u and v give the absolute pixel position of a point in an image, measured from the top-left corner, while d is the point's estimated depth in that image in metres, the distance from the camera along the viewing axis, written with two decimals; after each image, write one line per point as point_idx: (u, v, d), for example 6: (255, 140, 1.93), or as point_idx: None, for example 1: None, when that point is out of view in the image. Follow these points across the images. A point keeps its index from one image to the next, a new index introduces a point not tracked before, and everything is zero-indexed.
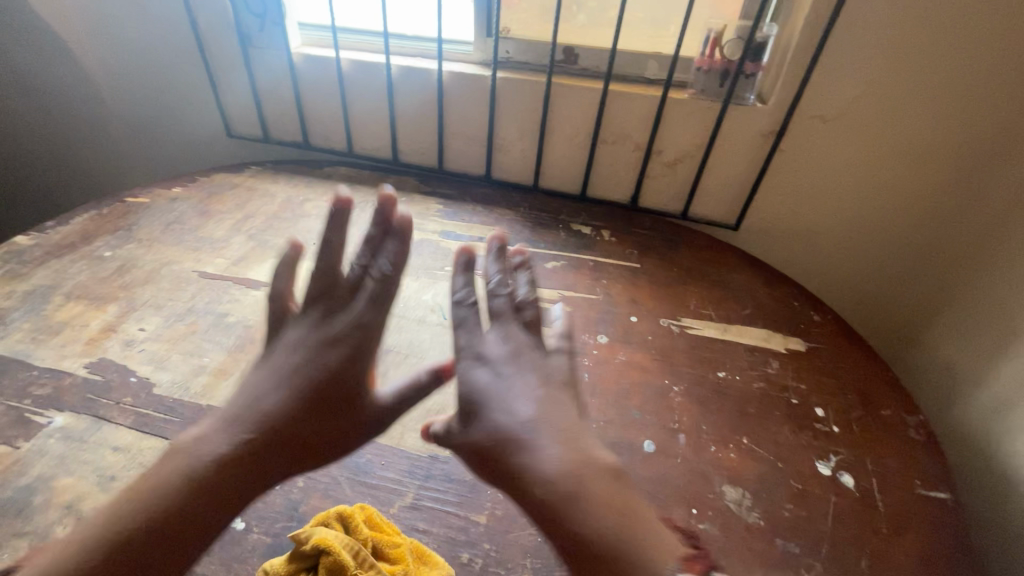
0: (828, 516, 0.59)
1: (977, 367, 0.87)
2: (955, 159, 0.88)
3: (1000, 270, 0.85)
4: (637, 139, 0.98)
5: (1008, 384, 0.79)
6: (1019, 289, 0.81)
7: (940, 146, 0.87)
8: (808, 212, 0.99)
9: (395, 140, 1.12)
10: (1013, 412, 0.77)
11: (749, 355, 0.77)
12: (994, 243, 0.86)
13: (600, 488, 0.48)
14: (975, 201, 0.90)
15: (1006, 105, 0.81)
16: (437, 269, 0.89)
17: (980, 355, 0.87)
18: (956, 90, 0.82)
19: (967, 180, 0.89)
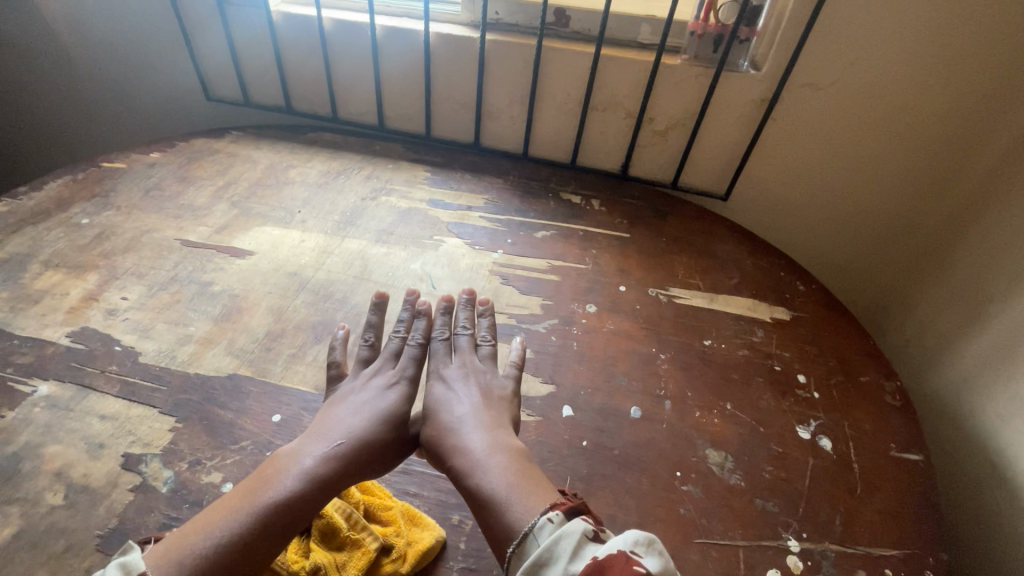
0: (806, 477, 0.61)
1: (953, 336, 0.89)
2: (946, 130, 0.87)
3: (983, 241, 0.86)
4: (629, 106, 0.97)
5: (983, 353, 0.82)
6: (1000, 260, 0.82)
7: (931, 117, 0.87)
8: (797, 182, 0.99)
9: (380, 106, 1.09)
10: (986, 379, 0.80)
11: (735, 323, 0.78)
12: (981, 214, 0.87)
13: (510, 464, 0.52)
14: (963, 172, 0.90)
15: (999, 76, 0.81)
16: (425, 238, 0.88)
17: (957, 324, 0.89)
18: (952, 59, 0.81)
19: (956, 152, 0.89)
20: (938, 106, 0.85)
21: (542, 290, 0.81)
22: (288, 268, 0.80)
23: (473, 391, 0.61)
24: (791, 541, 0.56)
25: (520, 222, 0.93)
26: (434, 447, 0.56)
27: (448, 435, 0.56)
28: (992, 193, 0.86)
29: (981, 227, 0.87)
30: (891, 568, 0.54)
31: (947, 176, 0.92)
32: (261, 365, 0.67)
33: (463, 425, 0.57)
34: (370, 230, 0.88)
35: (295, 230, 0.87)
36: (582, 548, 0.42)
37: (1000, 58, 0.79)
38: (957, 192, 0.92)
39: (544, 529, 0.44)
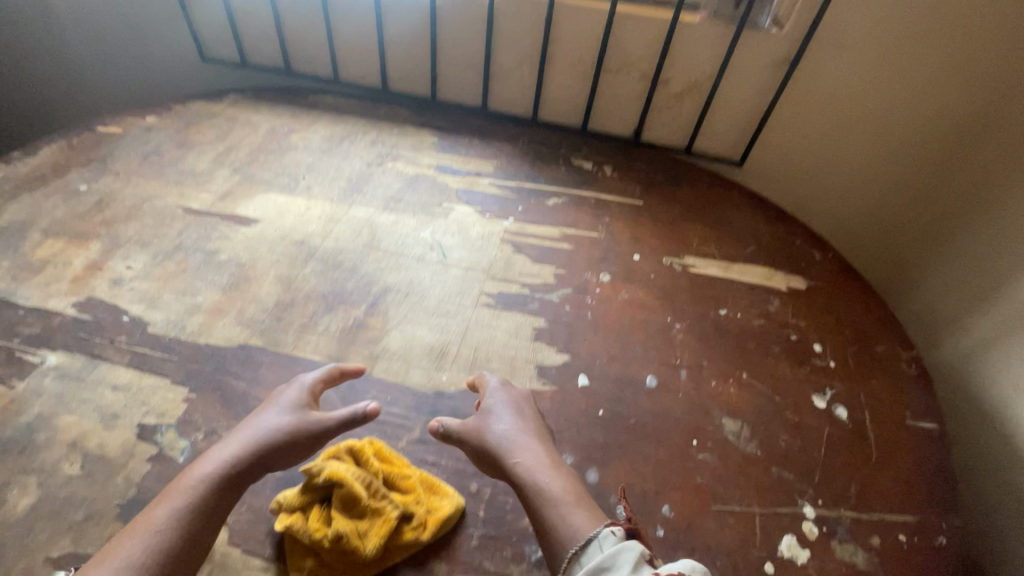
0: (822, 446, 0.61)
1: (976, 306, 0.87)
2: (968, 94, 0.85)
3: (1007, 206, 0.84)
4: (644, 67, 0.93)
5: (1006, 321, 0.80)
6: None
7: (954, 80, 0.84)
8: (815, 147, 0.96)
9: (384, 67, 1.04)
10: (1008, 349, 0.79)
11: (751, 292, 0.77)
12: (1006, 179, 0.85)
13: (574, 488, 0.51)
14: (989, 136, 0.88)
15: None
16: (434, 206, 0.86)
17: (979, 293, 0.87)
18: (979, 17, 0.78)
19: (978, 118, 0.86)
20: (961, 68, 0.83)
21: (555, 259, 0.79)
22: (295, 236, 0.78)
23: (521, 403, 0.58)
24: (807, 508, 0.56)
25: (531, 189, 0.90)
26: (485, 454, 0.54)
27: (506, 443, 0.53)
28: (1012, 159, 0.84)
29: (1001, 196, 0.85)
30: (905, 534, 0.55)
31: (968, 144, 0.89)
32: (272, 335, 0.66)
33: (522, 444, 0.54)
34: (378, 198, 0.86)
35: (300, 198, 0.85)
36: (640, 567, 0.43)
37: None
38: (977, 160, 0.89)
39: (607, 539, 0.45)
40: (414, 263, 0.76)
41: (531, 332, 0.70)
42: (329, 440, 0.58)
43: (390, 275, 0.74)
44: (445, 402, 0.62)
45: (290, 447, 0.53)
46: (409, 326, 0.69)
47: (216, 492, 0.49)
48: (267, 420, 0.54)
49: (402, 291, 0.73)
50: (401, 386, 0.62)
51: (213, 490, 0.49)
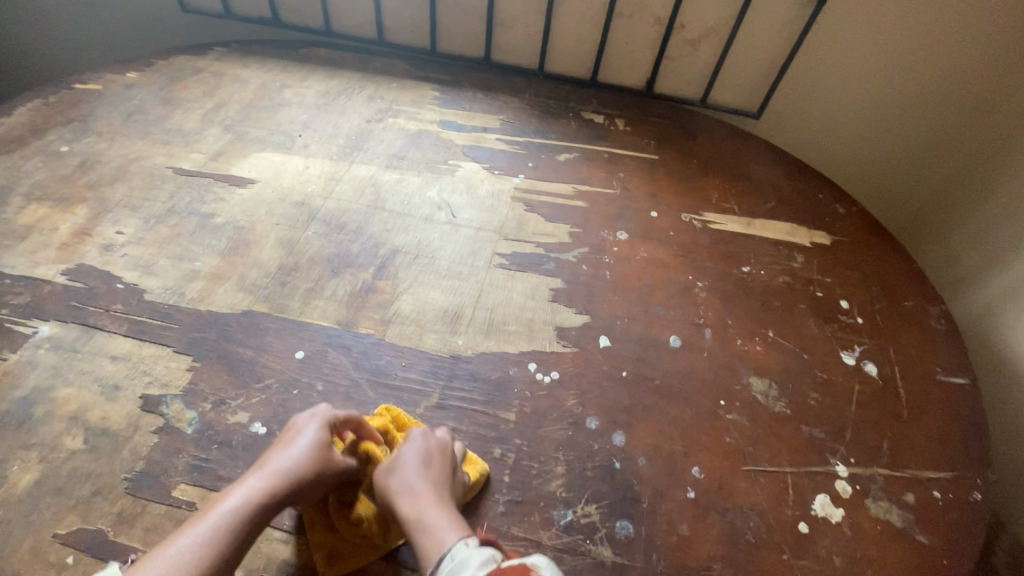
0: (852, 403, 0.59)
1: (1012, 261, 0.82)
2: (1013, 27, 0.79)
3: None
4: (659, 11, 0.87)
5: None
6: None
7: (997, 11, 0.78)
8: (842, 93, 0.92)
9: (379, 15, 0.98)
10: None
11: (774, 249, 0.74)
12: None
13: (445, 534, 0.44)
14: None
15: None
16: (439, 163, 0.81)
17: (1015, 246, 0.82)
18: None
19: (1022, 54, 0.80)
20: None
21: (570, 217, 0.75)
22: (294, 197, 0.74)
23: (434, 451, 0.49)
24: (839, 467, 0.54)
25: (540, 144, 0.86)
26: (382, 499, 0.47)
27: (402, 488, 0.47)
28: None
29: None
30: (939, 490, 0.53)
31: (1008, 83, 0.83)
32: (277, 301, 0.63)
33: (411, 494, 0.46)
34: (379, 155, 0.81)
35: (297, 156, 0.80)
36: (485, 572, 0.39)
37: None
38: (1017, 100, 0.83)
39: (459, 550, 0.42)
40: (422, 223, 0.73)
41: (548, 292, 0.67)
42: (343, 408, 0.55)
43: (397, 236, 0.70)
44: (462, 366, 0.59)
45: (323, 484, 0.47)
46: (420, 289, 0.65)
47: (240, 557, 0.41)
48: (294, 454, 0.47)
49: (411, 253, 0.69)
50: (416, 351, 0.60)
51: (238, 536, 0.41)
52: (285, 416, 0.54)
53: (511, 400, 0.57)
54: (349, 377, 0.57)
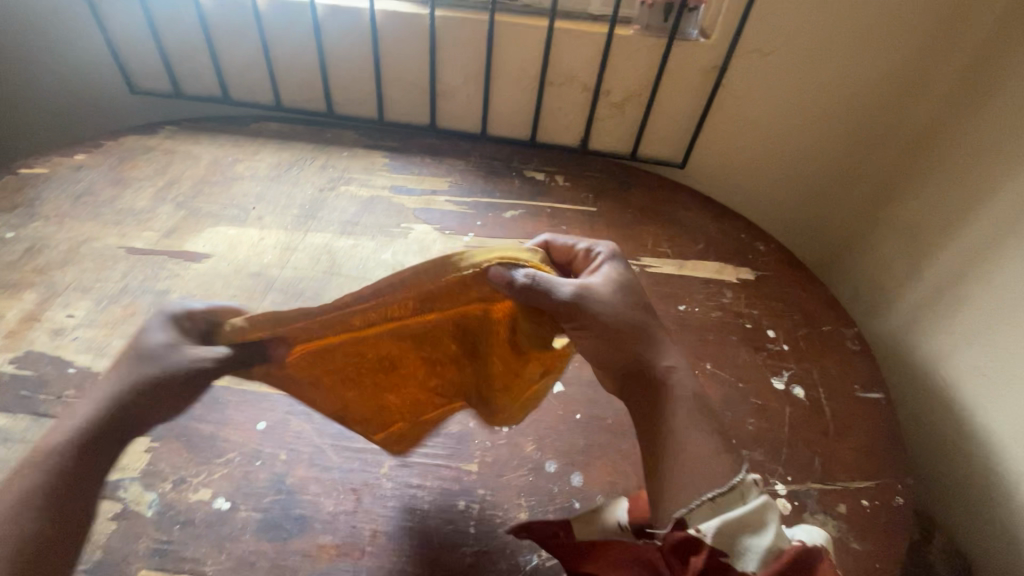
0: (785, 425, 0.65)
1: (908, 278, 0.94)
2: (890, 80, 0.92)
3: (928, 183, 0.92)
4: (585, 79, 0.97)
5: (937, 289, 0.87)
6: (945, 201, 0.88)
7: (877, 69, 0.91)
8: (751, 145, 1.02)
9: (328, 90, 1.03)
10: (942, 319, 0.85)
11: (705, 287, 0.81)
12: (923, 158, 0.94)
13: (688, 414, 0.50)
14: (903, 122, 0.96)
15: (935, 24, 0.85)
16: (392, 227, 0.85)
17: (910, 265, 0.94)
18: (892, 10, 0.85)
19: (900, 100, 0.94)
20: (883, 58, 0.89)
21: None
22: (250, 268, 0.76)
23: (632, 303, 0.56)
24: (778, 485, 0.59)
25: (487, 203, 0.92)
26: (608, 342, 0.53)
27: (638, 332, 0.54)
28: (933, 135, 0.92)
29: (926, 171, 0.93)
30: (866, 498, 0.59)
31: (892, 124, 0.96)
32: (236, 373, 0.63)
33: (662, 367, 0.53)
34: (334, 223, 0.85)
35: (251, 228, 0.82)
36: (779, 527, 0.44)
37: (937, 7, 0.84)
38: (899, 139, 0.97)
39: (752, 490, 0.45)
40: None
41: None
42: (307, 475, 0.56)
43: None
44: None
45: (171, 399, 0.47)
46: None
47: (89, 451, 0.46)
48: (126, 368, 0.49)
49: None
50: None
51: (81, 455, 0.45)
52: (249, 488, 0.55)
53: (473, 451, 0.59)
54: (313, 443, 0.58)
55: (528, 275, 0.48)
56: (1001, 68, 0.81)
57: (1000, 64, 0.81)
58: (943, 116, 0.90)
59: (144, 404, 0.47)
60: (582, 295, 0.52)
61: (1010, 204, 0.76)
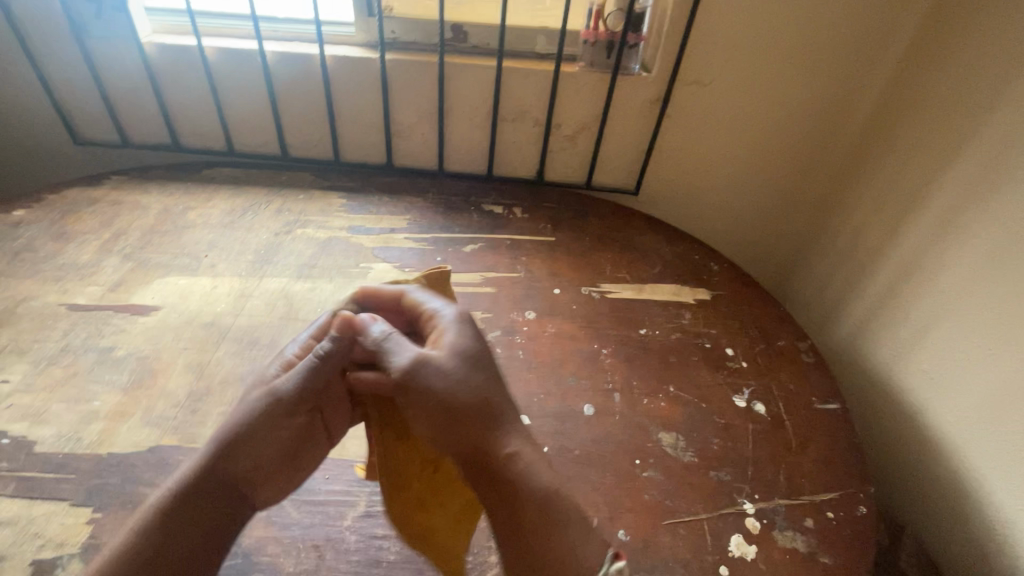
0: (749, 442, 0.66)
1: (854, 289, 0.99)
2: (823, 105, 0.97)
3: (865, 198, 0.98)
4: (536, 114, 1.00)
5: (881, 299, 0.92)
6: (881, 215, 0.93)
7: (810, 95, 0.96)
8: (699, 171, 1.07)
9: (281, 134, 1.03)
10: (890, 326, 0.89)
11: (664, 309, 0.83)
12: (859, 174, 1.00)
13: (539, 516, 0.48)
14: (837, 143, 1.02)
15: (855, 55, 0.92)
16: (351, 268, 0.84)
17: (855, 276, 0.99)
18: (817, 42, 0.90)
19: (834, 123, 0.99)
20: (814, 85, 0.95)
21: (480, 303, 0.81)
22: (203, 319, 0.74)
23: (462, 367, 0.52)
24: (746, 504, 0.60)
25: (447, 238, 0.92)
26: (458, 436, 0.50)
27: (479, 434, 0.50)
28: (867, 154, 0.98)
29: (861, 188, 0.99)
30: (832, 510, 0.60)
31: (829, 145, 1.02)
32: (188, 431, 0.61)
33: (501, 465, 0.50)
34: (290, 266, 0.84)
35: (204, 277, 0.80)
36: None
37: (854, 40, 0.90)
38: (837, 158, 1.03)
39: None
40: None
41: None
42: (265, 535, 0.54)
43: None
44: None
45: (273, 434, 0.51)
46: None
47: (222, 503, 0.49)
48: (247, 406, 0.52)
49: None
50: (342, 461, 0.60)
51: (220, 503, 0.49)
52: None
53: None
54: None
55: (382, 331, 0.53)
56: (919, 91, 0.87)
57: (914, 90, 0.88)
58: (870, 137, 0.97)
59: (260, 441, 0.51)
60: (417, 368, 0.50)
61: (936, 218, 0.81)
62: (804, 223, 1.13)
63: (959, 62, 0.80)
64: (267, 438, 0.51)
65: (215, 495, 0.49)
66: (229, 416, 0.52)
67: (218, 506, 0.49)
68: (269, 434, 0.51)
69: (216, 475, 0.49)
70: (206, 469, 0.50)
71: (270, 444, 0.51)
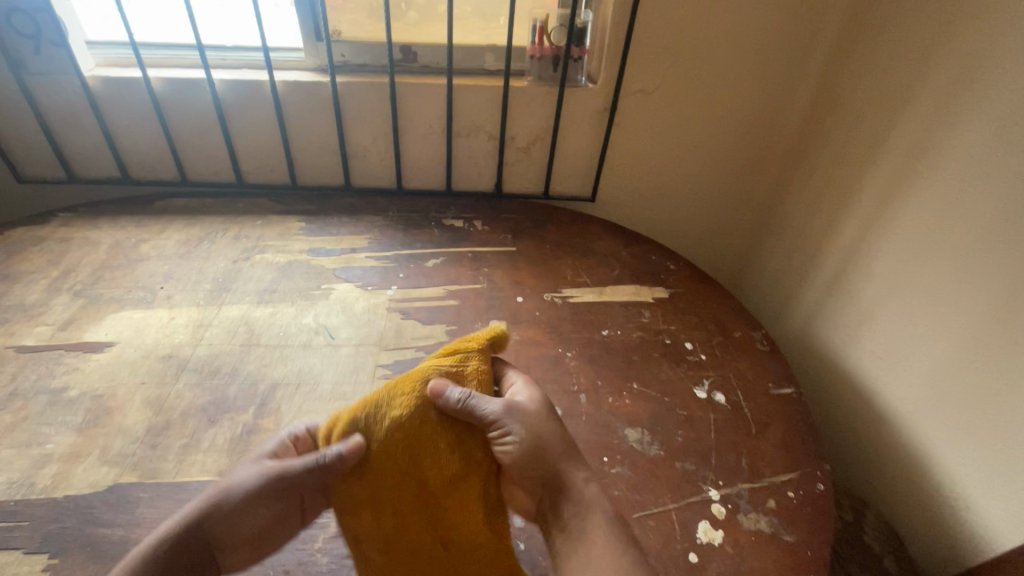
0: (711, 431, 0.68)
1: (804, 278, 1.04)
2: (762, 105, 1.03)
3: (806, 192, 1.03)
4: (490, 128, 1.02)
5: (827, 286, 0.97)
6: (822, 206, 0.99)
7: (747, 99, 1.02)
8: (651, 175, 1.11)
9: (235, 161, 1.03)
10: (837, 311, 0.94)
11: (624, 309, 0.85)
12: (799, 169, 1.05)
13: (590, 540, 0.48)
14: (778, 140, 1.07)
15: (786, 58, 0.97)
16: (312, 290, 0.84)
17: (803, 266, 1.04)
18: (749, 46, 0.96)
19: (772, 121, 1.05)
20: (751, 88, 1.00)
21: (444, 316, 0.81)
22: (160, 351, 0.72)
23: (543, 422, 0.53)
24: (711, 491, 0.62)
25: (409, 255, 0.93)
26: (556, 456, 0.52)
27: (564, 448, 0.53)
28: (803, 149, 1.04)
29: (802, 181, 1.04)
30: (792, 490, 0.62)
31: (769, 144, 1.08)
32: (148, 467, 0.59)
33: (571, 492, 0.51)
34: (250, 292, 0.83)
35: (160, 309, 0.79)
36: None
37: (782, 44, 0.96)
38: (779, 154, 1.09)
39: None
40: (301, 350, 0.74)
41: None
42: None
43: (276, 369, 0.71)
44: None
45: (261, 512, 0.48)
46: (305, 418, 0.65)
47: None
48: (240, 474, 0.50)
49: (292, 382, 0.70)
50: None
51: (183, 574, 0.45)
52: None
53: None
54: None
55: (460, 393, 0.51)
56: (844, 89, 0.93)
57: (842, 86, 0.94)
58: (807, 132, 1.03)
59: (238, 514, 0.48)
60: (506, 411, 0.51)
61: (871, 207, 0.86)
62: (755, 217, 1.18)
63: (876, 61, 0.86)
64: (254, 516, 0.48)
65: (189, 551, 0.46)
66: (225, 480, 0.50)
67: (185, 570, 0.45)
68: (260, 512, 0.48)
69: (197, 529, 0.47)
70: (199, 518, 0.48)
71: (251, 522, 0.48)
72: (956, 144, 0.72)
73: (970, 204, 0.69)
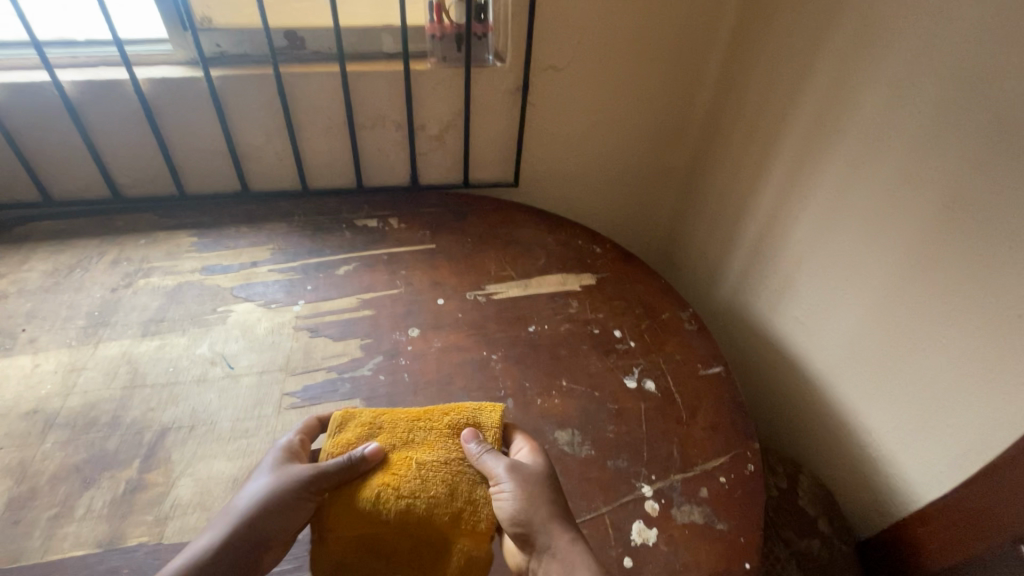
0: (642, 423, 0.66)
1: (728, 248, 1.04)
2: (676, 74, 1.00)
3: (724, 162, 1.02)
4: (396, 117, 0.95)
5: (750, 255, 0.97)
6: (739, 174, 0.98)
7: (662, 69, 0.99)
8: (573, 156, 1.07)
9: (107, 175, 0.90)
10: (763, 281, 0.94)
11: (551, 301, 0.82)
12: (715, 138, 1.04)
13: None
14: (695, 108, 1.05)
15: (695, 23, 0.94)
16: (206, 315, 0.76)
17: (727, 237, 1.04)
18: (658, 14, 0.92)
19: (687, 91, 1.03)
20: (663, 57, 0.97)
21: (358, 329, 0.75)
22: (24, 407, 0.63)
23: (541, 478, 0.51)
24: (644, 488, 0.60)
25: (317, 263, 0.85)
26: (525, 497, 0.49)
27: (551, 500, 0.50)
28: (718, 117, 1.02)
29: (721, 151, 1.03)
30: (723, 475, 0.61)
31: (688, 113, 1.06)
32: (8, 549, 0.51)
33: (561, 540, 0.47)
34: (133, 324, 0.74)
35: (23, 356, 0.69)
36: None
37: (692, 10, 0.92)
38: (697, 124, 1.07)
39: None
40: (195, 386, 0.66)
41: None
42: None
43: (165, 413, 0.63)
44: None
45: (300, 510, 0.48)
46: (200, 464, 0.58)
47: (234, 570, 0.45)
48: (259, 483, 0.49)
49: (186, 426, 0.62)
50: None
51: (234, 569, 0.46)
52: None
53: None
54: None
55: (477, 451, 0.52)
56: (751, 54, 0.91)
57: (749, 51, 0.92)
58: (721, 100, 1.01)
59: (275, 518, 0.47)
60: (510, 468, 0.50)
61: (785, 173, 0.86)
62: (680, 189, 1.17)
63: (779, 23, 0.84)
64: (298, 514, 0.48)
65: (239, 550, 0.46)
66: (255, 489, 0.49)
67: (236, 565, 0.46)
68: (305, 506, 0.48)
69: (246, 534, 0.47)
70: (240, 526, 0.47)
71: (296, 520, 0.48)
72: (858, 105, 0.71)
73: (874, 167, 0.69)
